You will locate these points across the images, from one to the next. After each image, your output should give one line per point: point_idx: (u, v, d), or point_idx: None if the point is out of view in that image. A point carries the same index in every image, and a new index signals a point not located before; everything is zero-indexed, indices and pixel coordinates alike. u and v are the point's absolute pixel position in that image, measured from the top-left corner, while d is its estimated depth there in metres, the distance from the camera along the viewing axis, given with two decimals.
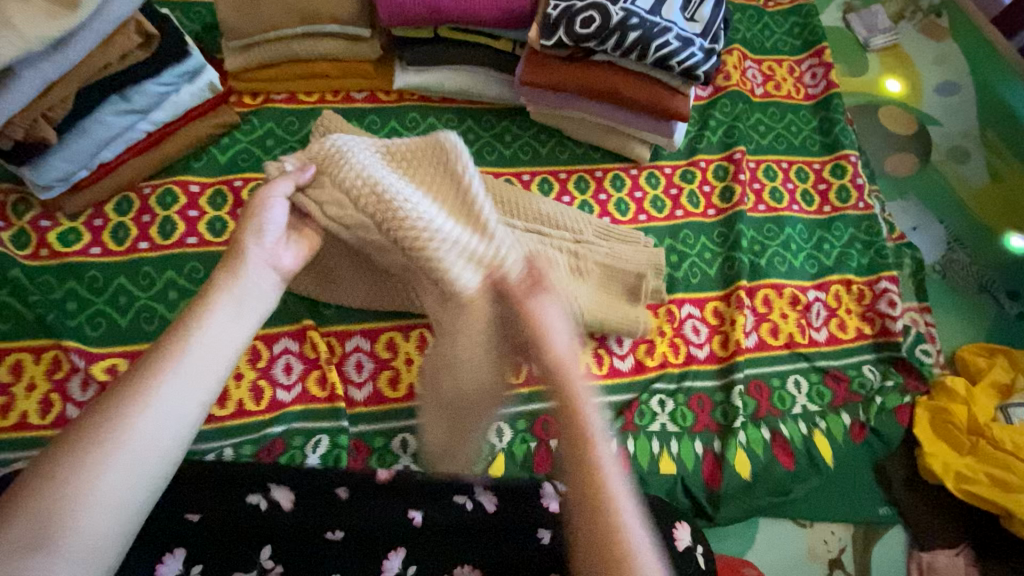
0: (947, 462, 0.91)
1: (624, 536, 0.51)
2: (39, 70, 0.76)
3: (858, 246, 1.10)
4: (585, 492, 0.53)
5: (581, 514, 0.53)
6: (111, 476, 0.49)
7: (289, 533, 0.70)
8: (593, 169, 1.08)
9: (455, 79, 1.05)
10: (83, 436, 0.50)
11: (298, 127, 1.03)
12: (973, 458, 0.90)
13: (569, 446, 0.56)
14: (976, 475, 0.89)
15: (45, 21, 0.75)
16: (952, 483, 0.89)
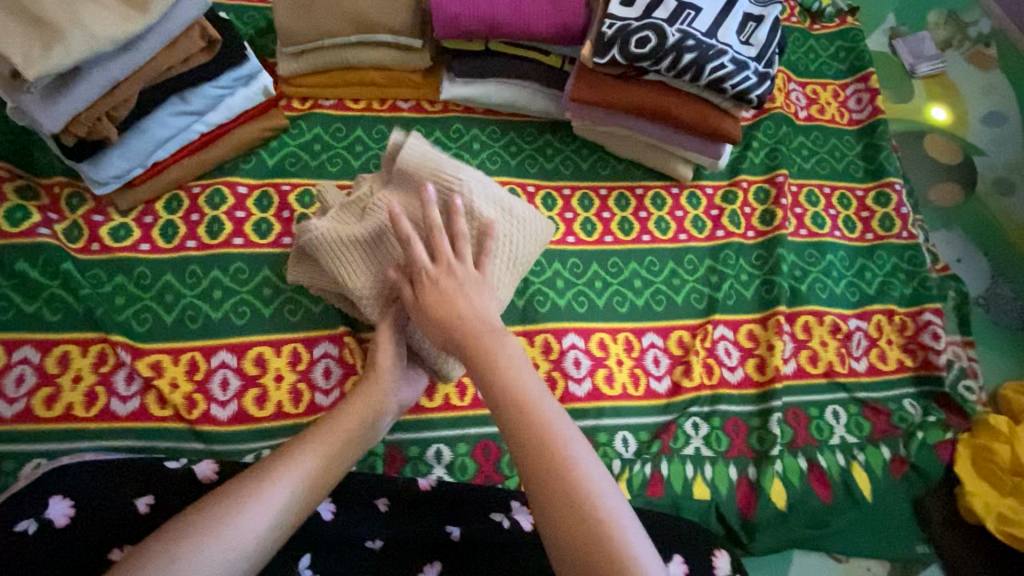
0: (988, 502, 0.89)
1: (603, 527, 0.55)
2: (106, 69, 0.79)
3: (901, 276, 1.08)
4: (575, 528, 0.55)
5: (568, 540, 0.55)
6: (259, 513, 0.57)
7: (324, 545, 0.70)
8: (634, 186, 1.08)
9: (502, 93, 1.05)
10: (253, 476, 0.60)
11: (344, 133, 1.04)
12: (1016, 499, 0.88)
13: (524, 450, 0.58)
14: (1019, 518, 0.86)
15: (119, 23, 0.76)
16: (993, 524, 0.87)
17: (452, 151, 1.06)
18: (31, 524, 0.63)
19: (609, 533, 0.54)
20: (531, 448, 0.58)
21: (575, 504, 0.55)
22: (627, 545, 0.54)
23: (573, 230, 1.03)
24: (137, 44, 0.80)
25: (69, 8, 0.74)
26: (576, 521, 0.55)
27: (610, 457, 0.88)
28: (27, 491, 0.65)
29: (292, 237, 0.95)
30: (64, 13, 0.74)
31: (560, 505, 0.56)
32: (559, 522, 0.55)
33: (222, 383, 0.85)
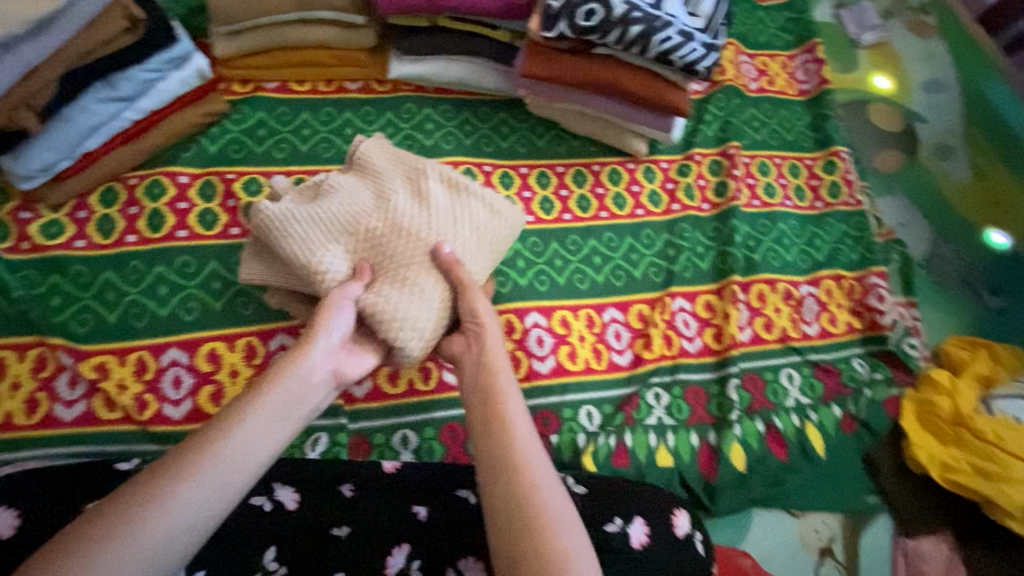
0: (931, 452, 0.94)
1: (544, 523, 0.57)
2: (17, 53, 0.73)
3: (849, 242, 1.12)
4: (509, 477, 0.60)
5: (502, 487, 0.60)
6: (179, 501, 0.54)
7: (290, 534, 0.68)
8: (591, 163, 1.08)
9: (451, 70, 1.03)
10: (165, 467, 0.56)
11: (290, 117, 1.01)
12: (957, 448, 0.93)
13: (493, 459, 0.62)
14: (959, 465, 0.92)
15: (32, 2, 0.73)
16: (937, 473, 0.92)
17: (404, 132, 1.03)
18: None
19: (546, 528, 0.57)
20: (495, 446, 0.63)
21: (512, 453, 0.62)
22: (559, 539, 0.56)
23: (532, 209, 1.03)
24: (50, 26, 0.75)
25: None
26: (523, 518, 0.57)
27: (575, 432, 0.89)
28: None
29: (240, 227, 0.92)
30: None
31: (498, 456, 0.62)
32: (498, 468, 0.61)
33: (174, 382, 0.82)
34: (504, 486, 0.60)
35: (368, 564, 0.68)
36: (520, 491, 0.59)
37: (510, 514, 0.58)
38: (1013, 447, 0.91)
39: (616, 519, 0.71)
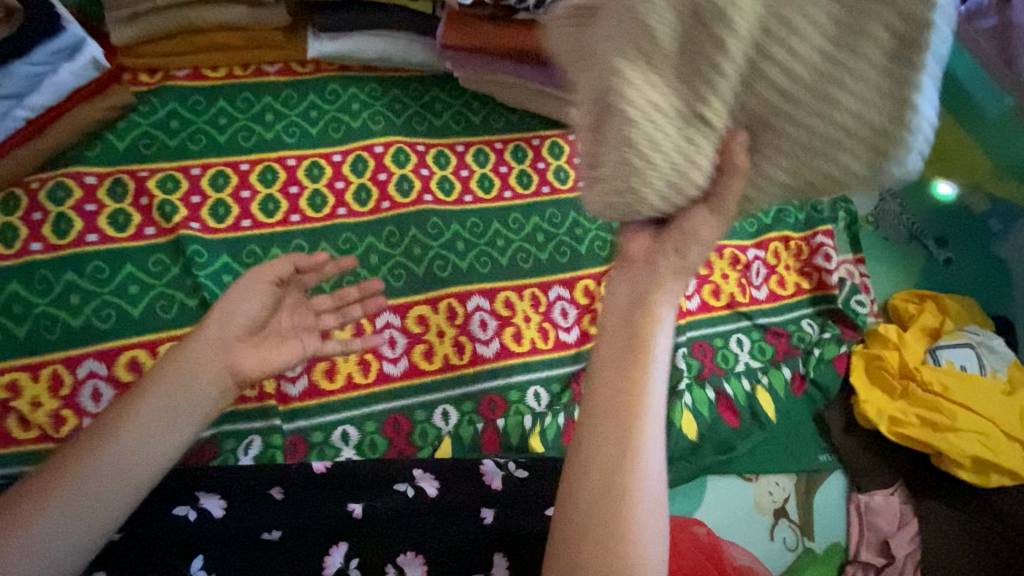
0: (879, 407, 0.94)
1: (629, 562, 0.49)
2: None
3: (796, 202, 1.10)
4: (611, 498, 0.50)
5: (602, 503, 0.50)
6: (63, 511, 0.55)
7: (217, 541, 0.66)
8: (530, 136, 1.04)
9: (374, 46, 0.97)
10: (49, 476, 0.56)
11: (204, 106, 0.95)
12: (904, 401, 0.94)
13: (610, 454, 0.51)
14: (907, 418, 0.92)
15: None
16: (886, 427, 0.93)
17: (329, 115, 0.98)
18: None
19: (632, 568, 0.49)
20: (613, 443, 0.51)
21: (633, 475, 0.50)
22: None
23: (470, 188, 0.99)
24: None
25: None
26: (605, 538, 0.49)
27: (523, 414, 0.88)
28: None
29: (155, 227, 0.87)
30: None
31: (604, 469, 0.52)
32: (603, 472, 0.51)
33: (94, 394, 0.78)
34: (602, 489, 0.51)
35: (302, 566, 0.66)
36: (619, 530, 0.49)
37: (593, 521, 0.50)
38: (961, 396, 0.92)
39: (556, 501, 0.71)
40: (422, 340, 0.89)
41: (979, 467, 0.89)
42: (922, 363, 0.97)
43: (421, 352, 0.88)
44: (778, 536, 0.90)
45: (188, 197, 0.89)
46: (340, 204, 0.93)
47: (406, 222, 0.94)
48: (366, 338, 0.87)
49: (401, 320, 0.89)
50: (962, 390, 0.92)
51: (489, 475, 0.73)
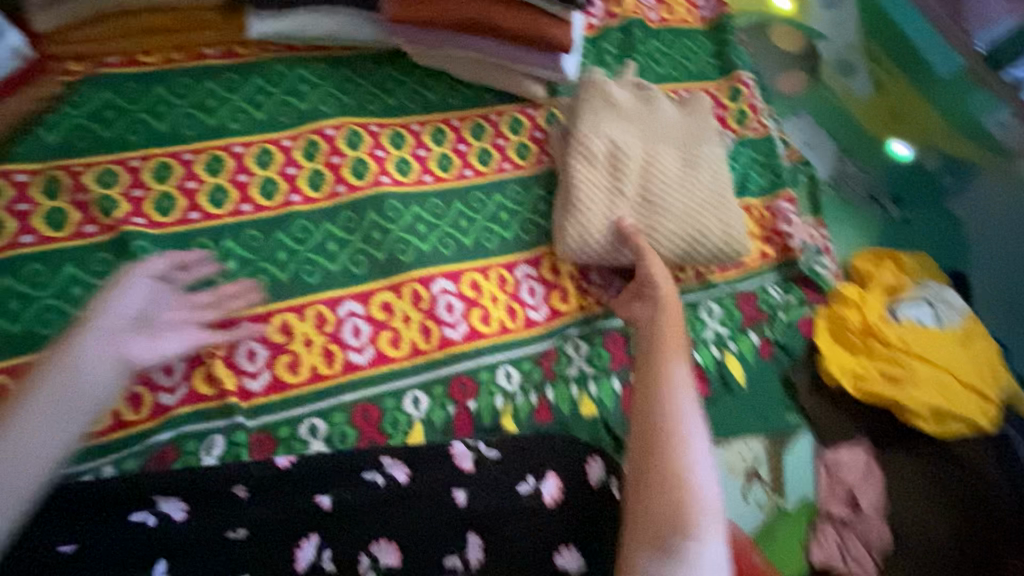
0: (844, 365, 0.96)
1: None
2: None
3: (758, 169, 1.11)
4: (655, 503, 0.65)
5: (653, 511, 0.64)
6: None
7: (182, 544, 0.64)
8: (488, 113, 1.01)
9: (320, 24, 0.93)
10: None
11: (141, 94, 0.90)
12: (867, 358, 0.96)
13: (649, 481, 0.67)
14: (869, 374, 0.95)
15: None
16: (850, 384, 0.95)
17: (276, 98, 0.94)
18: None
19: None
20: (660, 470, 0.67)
21: (676, 485, 0.65)
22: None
23: (429, 168, 0.96)
24: None
25: None
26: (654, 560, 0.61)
27: (495, 394, 0.87)
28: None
29: (96, 224, 0.82)
30: None
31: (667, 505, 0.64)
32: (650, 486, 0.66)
33: None
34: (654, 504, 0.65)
35: (275, 561, 0.64)
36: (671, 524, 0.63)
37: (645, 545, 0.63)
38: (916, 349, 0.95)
39: (529, 478, 0.71)
40: (387, 327, 0.87)
41: (934, 416, 0.92)
42: (882, 319, 0.99)
43: (387, 339, 0.86)
44: (751, 498, 0.91)
45: (129, 192, 0.84)
46: (293, 191, 0.90)
47: (364, 206, 0.91)
48: (330, 328, 0.84)
49: (365, 308, 0.87)
50: (919, 344, 0.95)
51: (461, 457, 0.72)
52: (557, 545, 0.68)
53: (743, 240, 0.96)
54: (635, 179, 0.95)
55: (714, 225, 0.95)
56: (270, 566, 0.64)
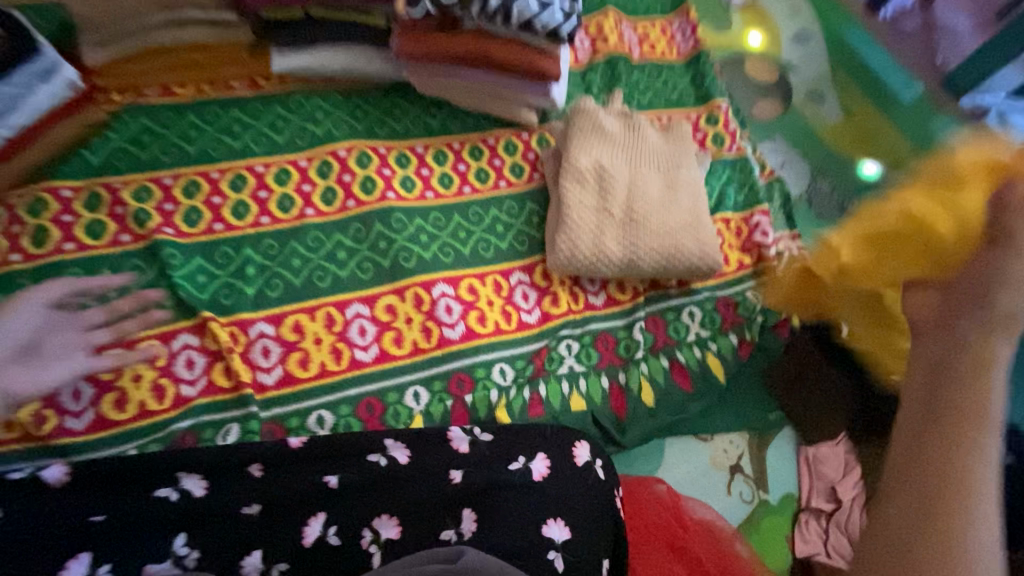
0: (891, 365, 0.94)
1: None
2: None
3: (735, 186, 1.20)
4: (922, 477, 0.52)
5: (922, 482, 0.52)
6: None
7: (199, 516, 0.69)
8: (485, 137, 1.11)
9: (334, 59, 1.04)
10: None
11: (174, 121, 1.00)
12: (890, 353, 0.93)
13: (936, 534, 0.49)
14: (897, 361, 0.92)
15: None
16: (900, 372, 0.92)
17: (295, 124, 1.04)
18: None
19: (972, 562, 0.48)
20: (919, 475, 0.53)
21: (954, 408, 0.55)
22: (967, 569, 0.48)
23: (430, 185, 1.06)
24: None
25: None
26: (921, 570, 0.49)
27: (490, 389, 0.93)
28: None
29: (131, 234, 0.91)
30: None
31: (960, 398, 0.55)
32: (923, 492, 0.52)
33: (75, 393, 0.81)
34: (913, 483, 0.53)
35: (283, 535, 0.70)
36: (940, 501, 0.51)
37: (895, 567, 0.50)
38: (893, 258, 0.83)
39: (519, 457, 0.77)
40: (390, 327, 0.94)
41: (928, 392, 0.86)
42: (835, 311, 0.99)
43: (390, 339, 0.93)
44: (735, 490, 0.96)
45: (161, 206, 0.94)
46: (307, 206, 0.99)
47: (372, 219, 0.99)
48: (339, 328, 0.92)
49: (370, 310, 0.94)
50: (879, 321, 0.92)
51: (456, 440, 0.78)
52: (545, 519, 0.72)
53: (718, 256, 1.01)
54: (621, 196, 1.01)
55: (694, 240, 1.00)
56: (279, 539, 0.70)
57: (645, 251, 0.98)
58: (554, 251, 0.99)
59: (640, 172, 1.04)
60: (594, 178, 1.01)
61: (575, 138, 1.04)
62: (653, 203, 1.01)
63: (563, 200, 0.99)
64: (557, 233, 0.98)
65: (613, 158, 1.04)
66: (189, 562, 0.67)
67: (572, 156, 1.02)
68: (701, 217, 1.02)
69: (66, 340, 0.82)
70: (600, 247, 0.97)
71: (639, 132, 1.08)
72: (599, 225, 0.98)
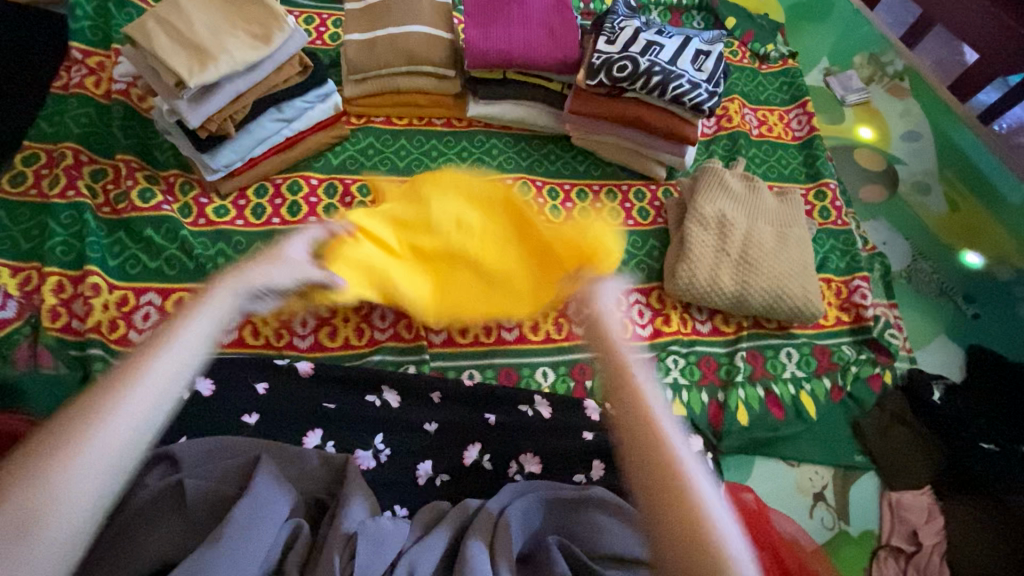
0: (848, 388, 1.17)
1: (696, 507, 0.55)
2: (234, 84, 1.10)
3: (837, 254, 1.34)
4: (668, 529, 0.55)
5: (660, 511, 0.56)
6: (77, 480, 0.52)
7: (393, 421, 0.92)
8: (620, 184, 1.34)
9: (516, 111, 1.34)
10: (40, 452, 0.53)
11: (392, 141, 1.32)
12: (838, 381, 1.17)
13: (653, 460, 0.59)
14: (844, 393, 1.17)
15: (249, 51, 1.08)
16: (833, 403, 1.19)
17: (475, 156, 1.33)
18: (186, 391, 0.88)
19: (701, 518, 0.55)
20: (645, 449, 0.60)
21: (666, 467, 0.58)
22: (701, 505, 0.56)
23: (573, 215, 1.29)
24: (259, 66, 1.11)
25: (219, 41, 1.06)
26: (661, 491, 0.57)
27: (606, 379, 1.12)
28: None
29: (353, 217, 1.21)
30: (215, 44, 1.06)
31: (649, 453, 0.60)
32: (656, 497, 0.57)
33: (302, 322, 1.09)
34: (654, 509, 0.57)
35: (451, 449, 0.90)
36: (693, 527, 0.54)
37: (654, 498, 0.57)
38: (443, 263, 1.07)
39: None
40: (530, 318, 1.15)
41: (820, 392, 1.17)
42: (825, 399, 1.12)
43: (529, 326, 1.15)
44: (816, 515, 1.06)
45: (376, 201, 1.23)
46: None
47: None
48: None
49: None
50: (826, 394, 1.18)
51: (589, 408, 0.97)
52: None
53: (819, 304, 1.17)
54: (739, 243, 1.20)
55: (801, 288, 1.17)
56: (448, 452, 0.90)
57: (757, 290, 1.16)
58: (676, 279, 1.17)
59: (757, 225, 1.23)
60: (715, 224, 1.21)
61: (702, 191, 1.25)
62: (766, 252, 1.19)
63: (689, 239, 1.19)
64: (681, 264, 1.18)
65: (733, 210, 1.24)
66: (382, 456, 0.89)
67: (699, 204, 1.23)
68: (808, 270, 1.19)
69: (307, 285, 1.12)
70: (718, 281, 1.16)
71: (758, 193, 1.27)
72: (717, 262, 1.18)
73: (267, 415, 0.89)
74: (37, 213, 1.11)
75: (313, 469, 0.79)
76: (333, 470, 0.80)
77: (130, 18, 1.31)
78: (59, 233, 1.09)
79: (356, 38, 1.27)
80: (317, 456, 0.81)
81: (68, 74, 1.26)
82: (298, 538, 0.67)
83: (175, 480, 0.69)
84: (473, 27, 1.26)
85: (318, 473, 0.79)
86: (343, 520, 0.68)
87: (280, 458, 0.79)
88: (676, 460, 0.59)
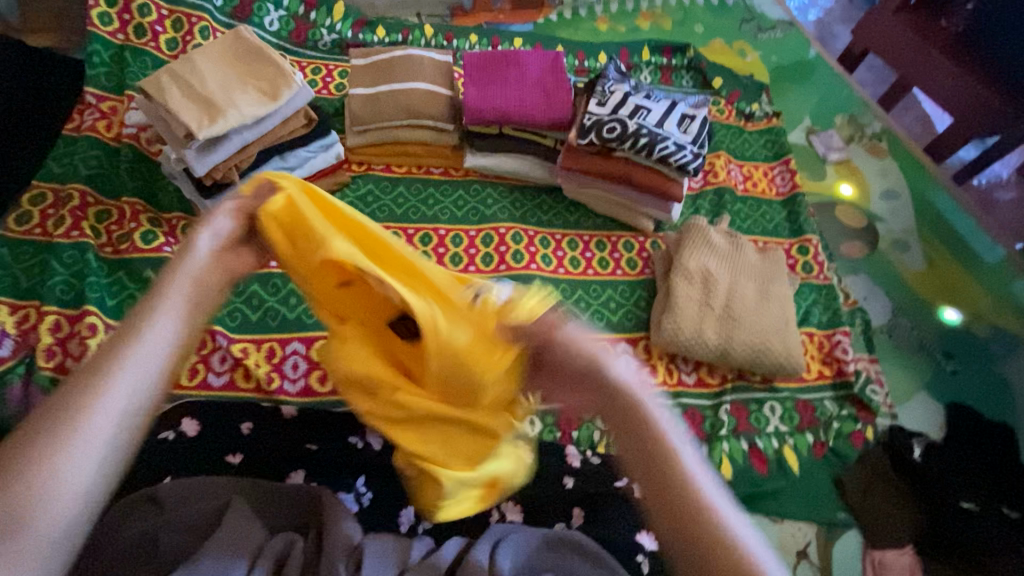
0: (875, 466, 1.18)
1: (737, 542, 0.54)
2: (241, 135, 1.15)
3: (819, 307, 1.38)
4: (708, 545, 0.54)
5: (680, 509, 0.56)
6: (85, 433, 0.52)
7: (375, 466, 0.93)
8: (610, 235, 1.39)
9: (510, 164, 1.39)
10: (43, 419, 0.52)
11: (390, 189, 1.37)
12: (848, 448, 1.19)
13: (673, 485, 0.57)
14: (886, 471, 1.17)
15: (257, 107, 1.14)
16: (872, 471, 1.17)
17: (471, 205, 1.37)
18: (171, 433, 0.90)
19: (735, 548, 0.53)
20: (668, 476, 0.57)
21: (697, 494, 0.56)
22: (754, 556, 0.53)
23: (563, 264, 1.33)
24: (265, 119, 1.17)
25: (230, 97, 1.13)
26: (692, 516, 0.55)
27: None
28: (167, 413, 0.93)
29: None
30: (225, 100, 1.12)
31: (644, 436, 0.59)
32: (673, 507, 0.56)
33: (293, 366, 1.11)
34: (663, 510, 0.57)
35: None
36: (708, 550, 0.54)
37: (698, 529, 0.55)
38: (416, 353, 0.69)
39: (623, 477, 0.95)
40: None
41: (870, 475, 1.16)
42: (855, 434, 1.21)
43: None
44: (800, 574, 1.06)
45: None
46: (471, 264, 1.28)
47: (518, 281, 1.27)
48: None
49: None
50: (877, 476, 1.16)
51: (570, 455, 0.99)
52: (637, 528, 0.87)
53: (801, 359, 1.21)
54: (722, 299, 1.23)
55: (784, 343, 1.20)
56: None
57: (740, 346, 1.19)
58: (664, 333, 1.20)
59: (741, 281, 1.27)
60: (700, 279, 1.25)
61: (689, 247, 1.29)
62: (749, 308, 1.23)
63: (675, 291, 1.23)
64: (668, 317, 1.21)
65: (716, 263, 1.28)
66: (364, 500, 0.90)
67: (685, 258, 1.27)
68: (791, 324, 1.23)
69: (304, 329, 1.15)
70: (702, 337, 1.19)
71: (739, 249, 1.32)
72: (703, 318, 1.21)
73: (257, 459, 0.91)
74: (40, 253, 1.14)
75: (288, 496, 0.80)
76: (303, 504, 0.80)
77: (145, 66, 1.36)
78: (60, 272, 1.11)
79: (360, 92, 1.34)
80: (292, 486, 0.81)
81: (81, 118, 1.30)
82: (286, 551, 0.70)
83: (149, 535, 0.72)
84: (472, 85, 1.33)
85: (295, 506, 0.80)
86: (346, 531, 0.73)
87: (257, 491, 0.80)
88: (690, 475, 0.57)
